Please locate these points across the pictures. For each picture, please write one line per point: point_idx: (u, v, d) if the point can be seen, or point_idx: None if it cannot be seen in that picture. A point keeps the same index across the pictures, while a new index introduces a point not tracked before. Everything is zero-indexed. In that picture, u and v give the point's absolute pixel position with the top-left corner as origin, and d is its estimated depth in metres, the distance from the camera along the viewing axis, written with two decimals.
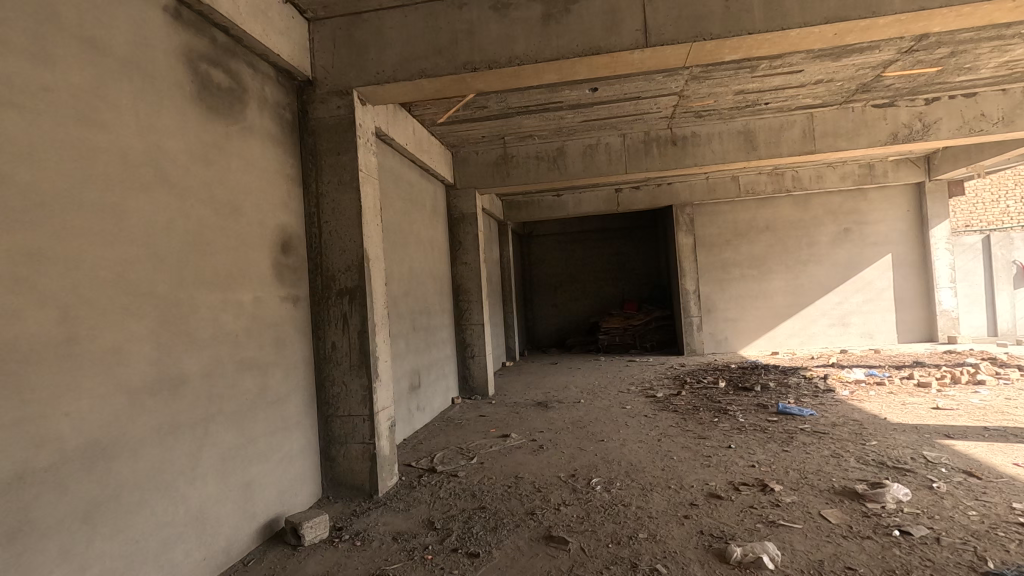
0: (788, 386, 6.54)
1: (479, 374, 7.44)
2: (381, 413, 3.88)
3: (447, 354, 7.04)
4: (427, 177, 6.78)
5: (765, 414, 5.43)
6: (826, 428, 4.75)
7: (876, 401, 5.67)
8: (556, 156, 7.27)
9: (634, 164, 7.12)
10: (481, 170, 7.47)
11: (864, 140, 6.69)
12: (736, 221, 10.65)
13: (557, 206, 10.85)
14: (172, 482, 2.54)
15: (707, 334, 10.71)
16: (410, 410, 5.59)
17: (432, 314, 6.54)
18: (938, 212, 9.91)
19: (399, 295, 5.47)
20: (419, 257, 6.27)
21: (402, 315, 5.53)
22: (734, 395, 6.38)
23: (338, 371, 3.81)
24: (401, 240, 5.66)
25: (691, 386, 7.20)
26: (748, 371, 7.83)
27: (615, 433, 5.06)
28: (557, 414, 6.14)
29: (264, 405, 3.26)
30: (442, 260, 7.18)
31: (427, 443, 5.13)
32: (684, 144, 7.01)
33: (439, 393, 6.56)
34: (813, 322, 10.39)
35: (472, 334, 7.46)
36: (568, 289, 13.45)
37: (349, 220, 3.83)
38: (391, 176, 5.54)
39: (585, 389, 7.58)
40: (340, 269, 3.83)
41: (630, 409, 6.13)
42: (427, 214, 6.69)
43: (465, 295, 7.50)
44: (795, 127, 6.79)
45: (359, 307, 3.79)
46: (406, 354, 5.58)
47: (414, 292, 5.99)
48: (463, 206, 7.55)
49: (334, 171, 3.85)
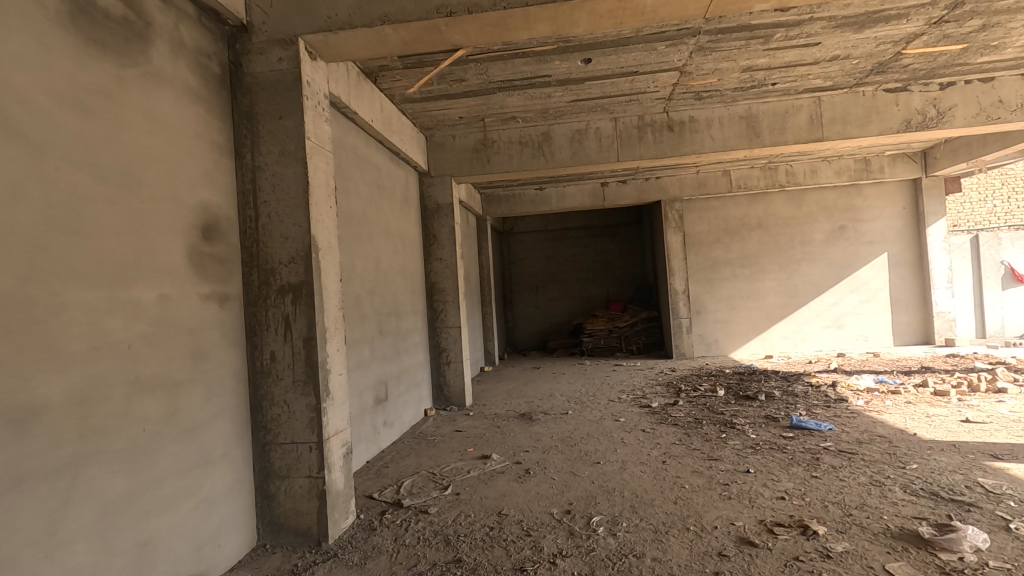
0: (794, 395, 5.97)
1: (455, 382, 6.72)
2: (332, 439, 3.13)
3: (420, 361, 6.29)
4: (397, 163, 6.04)
5: (777, 429, 4.83)
6: (852, 448, 4.16)
7: (895, 412, 5.12)
8: (541, 141, 6.60)
9: (627, 151, 6.49)
10: (458, 156, 6.75)
11: (874, 127, 6.17)
12: (727, 218, 10.12)
13: (540, 200, 10.23)
14: (14, 557, 1.78)
15: (697, 336, 10.16)
16: (375, 428, 4.83)
17: (402, 317, 5.79)
18: (935, 209, 9.53)
19: (362, 294, 4.73)
20: (388, 251, 5.52)
21: (365, 318, 4.78)
22: (738, 406, 5.77)
23: (279, 388, 3.05)
24: (365, 230, 4.91)
25: (688, 395, 6.59)
26: (746, 378, 7.26)
27: (612, 454, 4.39)
28: (543, 428, 5.45)
29: (173, 437, 2.49)
30: (414, 256, 6.43)
31: (394, 468, 4.39)
32: (681, 130, 6.40)
33: (409, 406, 5.81)
34: (806, 323, 9.93)
35: (448, 339, 6.73)
36: (549, 290, 12.80)
37: (293, 201, 3.08)
38: (353, 157, 4.78)
39: (571, 398, 6.90)
40: (282, 261, 3.07)
41: (624, 422, 5.47)
42: (397, 204, 5.95)
43: (440, 295, 6.77)
44: (801, 112, 6.23)
45: (305, 309, 3.04)
46: (370, 363, 4.83)
47: (381, 291, 5.24)
48: (438, 196, 6.82)
49: (275, 139, 3.09)
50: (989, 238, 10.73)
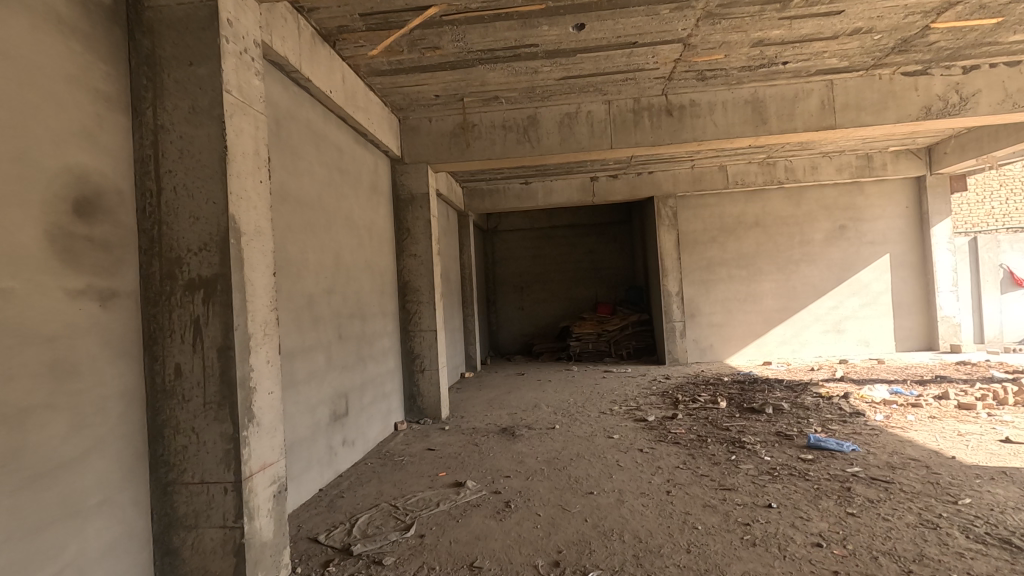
0: (805, 408, 5.39)
1: (429, 393, 6.03)
2: (257, 478, 2.44)
3: (389, 370, 5.61)
4: (365, 146, 5.36)
5: (793, 450, 4.23)
6: (886, 475, 3.57)
7: (922, 430, 4.55)
8: (527, 125, 5.96)
9: (621, 137, 5.88)
10: (434, 141, 6.09)
11: (892, 114, 5.63)
12: (723, 216, 9.58)
13: (525, 195, 9.63)
14: None
15: (691, 341, 9.61)
16: (330, 450, 4.14)
17: (367, 320, 5.11)
18: (939, 209, 9.08)
19: (314, 293, 4.05)
20: (350, 245, 4.84)
21: (318, 322, 4.10)
22: (744, 421, 5.17)
23: (185, 412, 2.36)
24: (320, 219, 4.23)
25: (686, 406, 5.99)
26: (748, 387, 6.67)
27: (607, 482, 3.75)
28: (526, 447, 4.80)
29: (13, 487, 1.79)
30: (384, 251, 5.75)
31: (349, 500, 3.71)
32: (681, 115, 5.81)
33: (375, 421, 5.13)
34: (805, 328, 9.43)
35: (421, 344, 6.04)
36: (535, 291, 12.18)
37: (207, 171, 2.38)
38: (306, 133, 4.09)
39: (559, 410, 6.26)
40: (191, 248, 2.38)
41: (618, 439, 4.84)
42: (364, 192, 5.27)
43: (414, 295, 6.09)
44: (812, 97, 5.68)
45: (221, 311, 2.36)
46: (325, 375, 4.15)
47: (341, 290, 4.57)
48: (412, 185, 6.14)
49: (183, 92, 2.39)
50: (987, 240, 10.29)
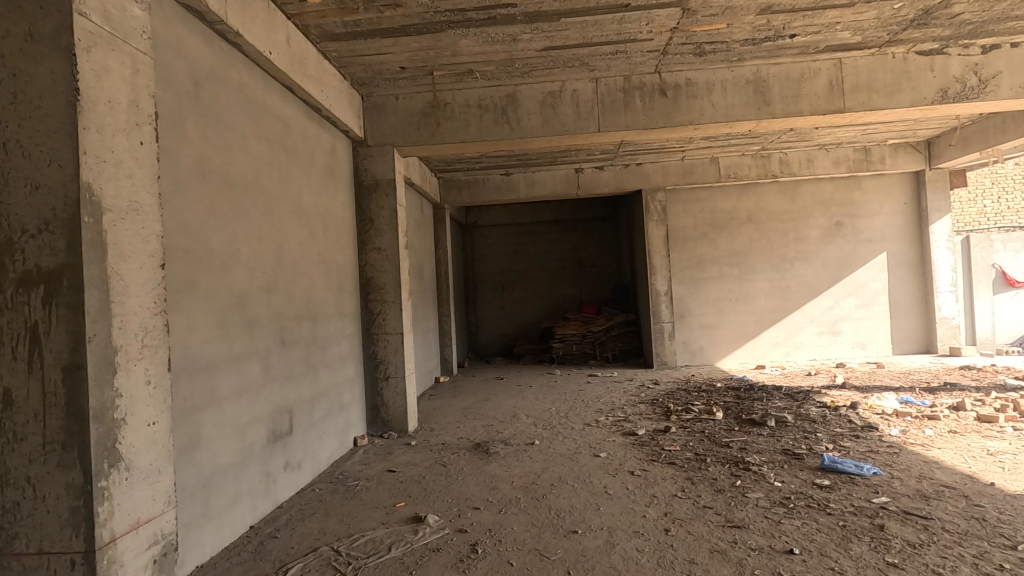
0: (811, 421, 4.87)
1: (395, 403, 5.39)
2: (124, 542, 1.80)
3: (347, 378, 4.96)
4: (320, 123, 4.70)
5: (806, 473, 3.68)
6: (921, 509, 3.02)
7: (947, 447, 4.04)
8: (505, 105, 5.35)
9: (610, 119, 5.30)
10: (401, 121, 5.44)
11: (906, 97, 5.13)
12: (714, 211, 9.08)
13: (506, 187, 9.02)
14: None
15: (680, 343, 9.10)
16: (268, 477, 3.50)
17: (320, 323, 4.46)
18: (939, 205, 8.68)
19: (247, 291, 3.40)
20: (299, 236, 4.18)
21: (253, 326, 3.45)
22: (745, 435, 4.63)
23: (19, 455, 1.73)
24: (257, 204, 3.58)
25: (679, 417, 5.44)
26: (746, 395, 6.14)
27: (594, 517, 3.17)
28: (502, 468, 4.19)
29: None
30: (344, 244, 5.10)
31: (283, 543, 3.07)
32: (676, 95, 5.26)
33: (329, 438, 4.49)
34: (799, 329, 8.97)
35: (386, 349, 5.39)
36: (517, 289, 11.58)
37: (50, 121, 1.73)
38: (239, 100, 3.44)
39: (540, 421, 5.66)
40: (28, 229, 1.73)
41: (606, 459, 4.25)
42: (318, 176, 4.62)
43: (378, 293, 5.43)
44: (820, 77, 5.16)
45: (68, 315, 1.71)
46: (262, 388, 3.50)
47: (286, 288, 3.92)
48: (377, 170, 5.47)
49: (19, 14, 1.74)
50: (980, 239, 9.91)
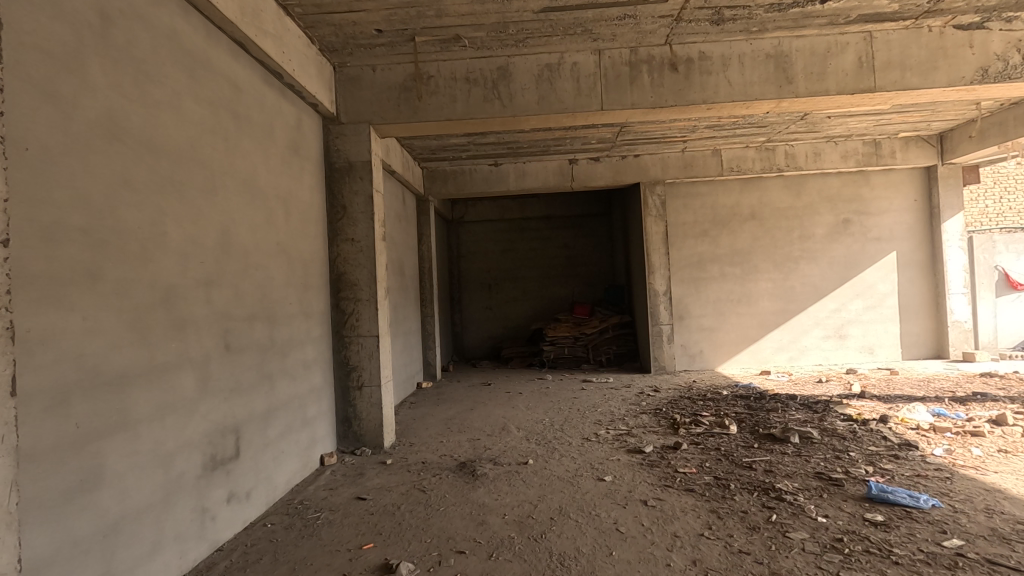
0: (840, 437, 4.30)
1: (369, 416, 4.74)
2: None
3: (312, 388, 4.30)
4: (282, 93, 4.05)
5: (850, 505, 3.12)
6: (1007, 557, 2.47)
7: (1007, 471, 3.50)
8: (496, 78, 4.74)
9: (613, 96, 4.72)
10: (379, 96, 4.79)
11: (942, 76, 4.60)
12: (715, 207, 8.55)
13: (495, 178, 8.41)
14: None
15: (679, 346, 8.55)
16: (204, 514, 2.85)
17: (279, 325, 3.80)
18: (951, 202, 8.25)
19: (179, 285, 2.75)
20: (252, 222, 3.53)
21: (186, 328, 2.80)
22: (768, 455, 4.06)
23: None
24: (195, 179, 2.93)
25: (689, 430, 4.86)
26: (758, 405, 5.59)
27: (605, 567, 2.57)
28: (491, 496, 3.57)
29: None
30: (310, 234, 4.44)
31: None
32: (688, 70, 4.69)
33: (289, 459, 3.84)
34: (804, 333, 8.48)
35: (358, 354, 4.74)
36: (505, 289, 10.97)
37: None
38: (170, 49, 2.78)
39: (533, 435, 5.05)
40: None
41: (613, 485, 3.65)
42: (279, 153, 3.96)
43: (350, 290, 4.77)
44: (847, 52, 4.63)
45: None
46: (198, 405, 2.85)
47: (234, 283, 3.27)
48: (350, 150, 4.81)
49: None
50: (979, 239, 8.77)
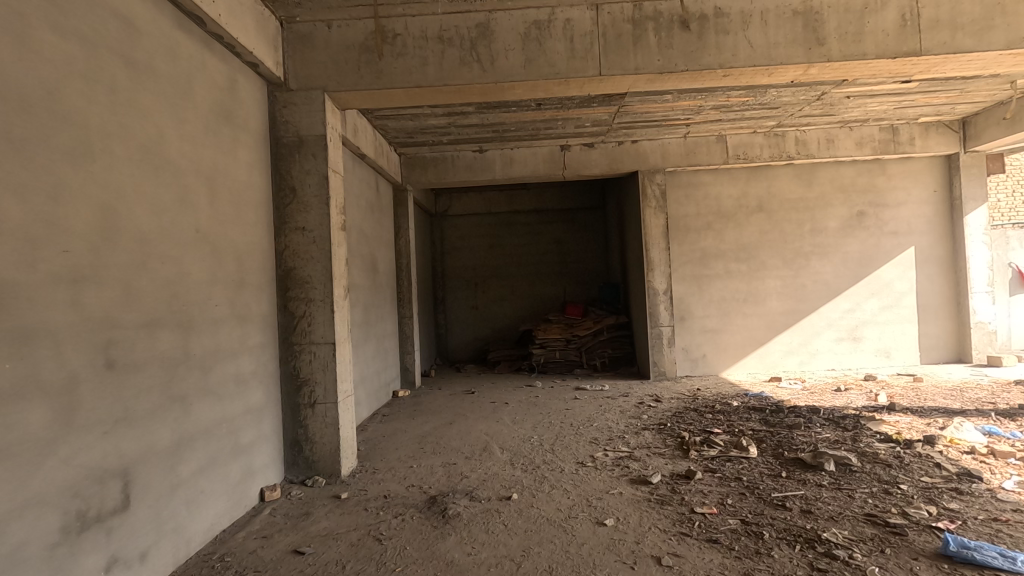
0: (884, 465, 3.60)
1: (322, 439, 3.98)
2: None
3: (249, 409, 3.53)
4: (206, 43, 3.25)
5: (925, 567, 2.41)
6: None
7: None
8: (475, 37, 3.99)
9: (613, 59, 3.99)
10: (335, 58, 4.02)
11: (999, 37, 3.91)
12: (720, 198, 7.86)
13: (479, 165, 7.66)
14: None
15: (681, 350, 7.86)
16: None
17: (198, 333, 3.03)
18: (974, 194, 7.61)
19: (18, 283, 1.98)
20: (156, 202, 2.76)
21: (32, 341, 2.03)
22: (802, 489, 3.34)
23: None
24: (52, 138, 2.16)
25: (701, 454, 4.14)
26: (777, 421, 4.88)
27: None
28: (463, 549, 2.83)
29: None
30: (248, 222, 3.66)
31: None
32: (701, 28, 3.97)
33: (211, 500, 3.08)
34: (815, 334, 7.82)
35: (310, 365, 3.98)
36: (492, 287, 10.23)
37: None
38: None
39: (519, 459, 4.30)
40: None
41: (617, 533, 2.92)
42: (201, 119, 3.17)
43: (301, 289, 4.01)
44: (888, 7, 3.93)
45: None
46: (56, 446, 2.09)
47: (122, 281, 2.49)
48: (300, 123, 4.03)
49: None
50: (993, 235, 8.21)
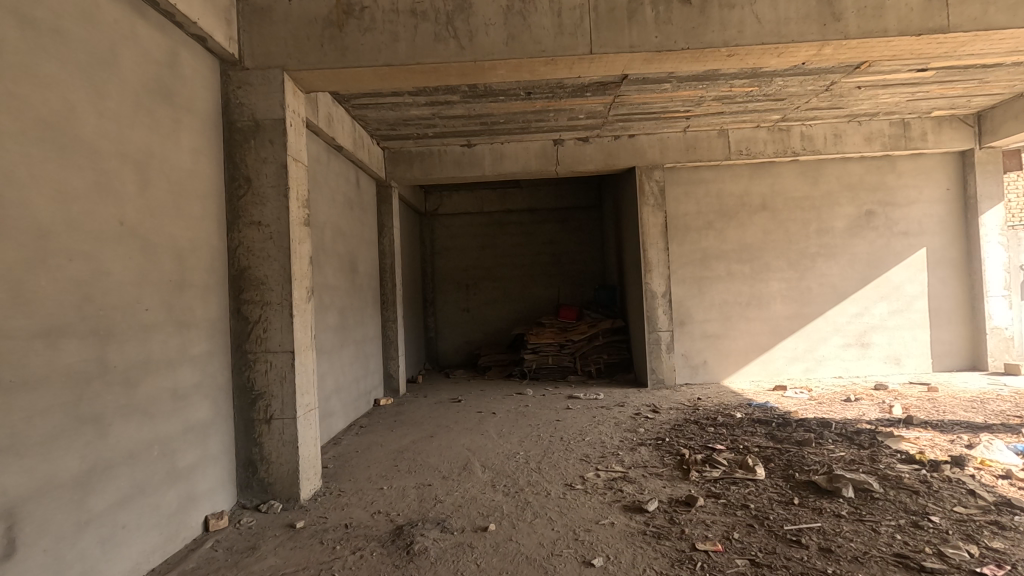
0: (910, 492, 3.18)
1: (279, 459, 3.56)
2: None
3: (190, 428, 3.11)
4: (136, 9, 2.83)
5: None
6: None
7: None
8: (451, 10, 3.59)
9: (605, 35, 3.59)
10: (296, 33, 3.61)
11: None
12: (721, 195, 7.46)
13: (467, 161, 7.25)
14: None
15: (680, 356, 7.44)
16: None
17: (121, 342, 2.61)
18: (989, 192, 7.21)
19: None
20: (63, 188, 2.34)
21: None
22: (819, 521, 2.92)
23: None
24: None
25: (703, 475, 3.71)
26: (785, 436, 4.45)
27: None
28: None
29: None
30: (193, 215, 3.24)
31: None
32: (704, 2, 3.57)
33: (136, 535, 2.65)
34: (821, 340, 7.41)
35: (266, 376, 3.56)
36: (483, 289, 9.81)
37: None
38: None
39: (501, 480, 3.87)
40: None
41: None
42: (129, 96, 2.76)
43: (256, 290, 3.58)
44: None
45: None
46: None
47: (7, 282, 2.07)
48: (256, 105, 3.62)
49: None
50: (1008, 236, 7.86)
